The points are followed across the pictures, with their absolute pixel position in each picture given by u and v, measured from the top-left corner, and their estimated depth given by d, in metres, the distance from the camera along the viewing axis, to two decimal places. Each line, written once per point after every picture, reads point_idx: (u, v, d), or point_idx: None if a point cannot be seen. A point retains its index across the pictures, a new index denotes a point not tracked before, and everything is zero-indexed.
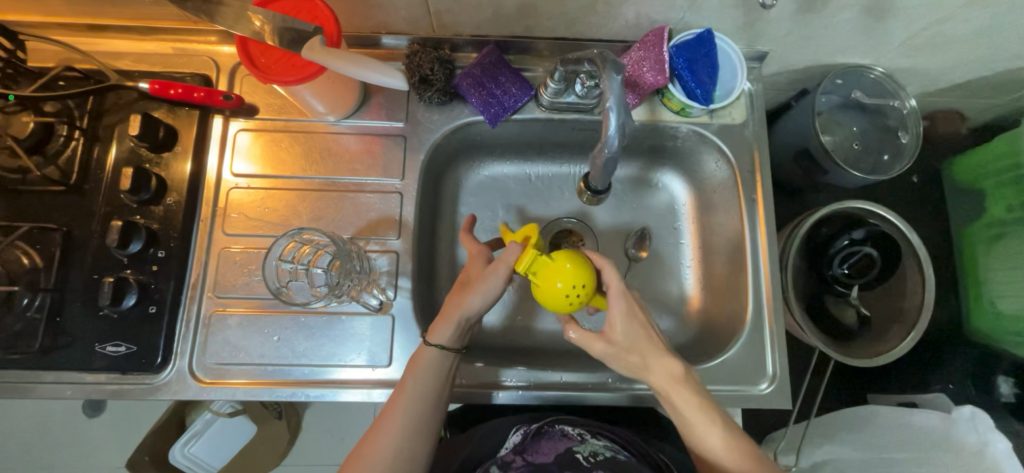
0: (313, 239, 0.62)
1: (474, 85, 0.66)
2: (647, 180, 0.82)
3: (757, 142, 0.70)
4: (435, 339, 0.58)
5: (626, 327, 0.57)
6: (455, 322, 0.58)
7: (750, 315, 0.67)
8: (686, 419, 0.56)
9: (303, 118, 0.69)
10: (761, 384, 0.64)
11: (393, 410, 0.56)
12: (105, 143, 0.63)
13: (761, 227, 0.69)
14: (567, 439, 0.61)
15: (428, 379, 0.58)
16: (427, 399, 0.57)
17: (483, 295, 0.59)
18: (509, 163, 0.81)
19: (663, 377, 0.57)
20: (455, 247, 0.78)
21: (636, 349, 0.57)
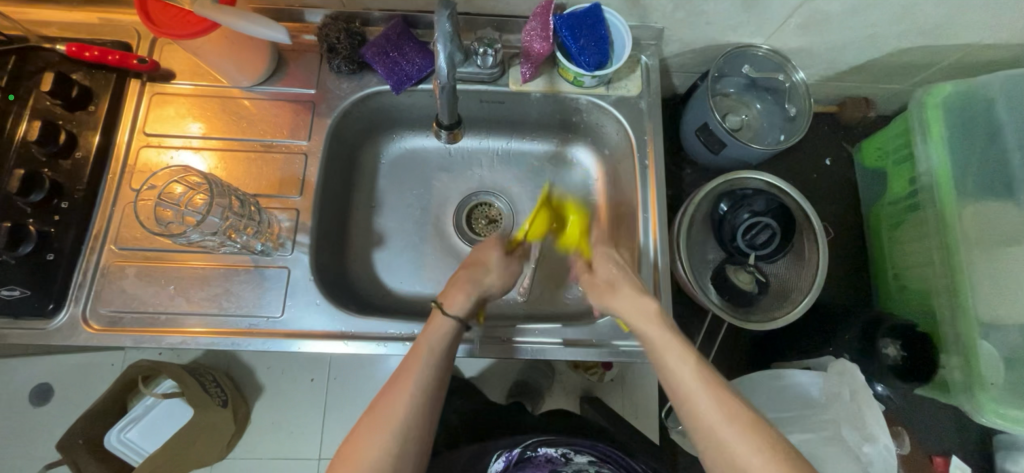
0: (200, 182, 0.63)
1: (379, 54, 0.70)
2: (560, 154, 0.85)
3: (652, 112, 0.73)
4: (456, 308, 0.63)
5: (610, 262, 0.66)
6: (473, 289, 0.65)
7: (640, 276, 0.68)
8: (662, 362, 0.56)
9: (219, 84, 0.72)
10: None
11: (409, 369, 0.58)
12: (22, 101, 0.66)
13: (653, 193, 0.70)
14: (551, 463, 0.69)
15: (438, 342, 0.61)
16: (440, 361, 0.60)
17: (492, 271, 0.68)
18: (428, 137, 0.84)
19: (641, 314, 0.58)
20: (374, 217, 0.81)
21: (613, 286, 0.63)
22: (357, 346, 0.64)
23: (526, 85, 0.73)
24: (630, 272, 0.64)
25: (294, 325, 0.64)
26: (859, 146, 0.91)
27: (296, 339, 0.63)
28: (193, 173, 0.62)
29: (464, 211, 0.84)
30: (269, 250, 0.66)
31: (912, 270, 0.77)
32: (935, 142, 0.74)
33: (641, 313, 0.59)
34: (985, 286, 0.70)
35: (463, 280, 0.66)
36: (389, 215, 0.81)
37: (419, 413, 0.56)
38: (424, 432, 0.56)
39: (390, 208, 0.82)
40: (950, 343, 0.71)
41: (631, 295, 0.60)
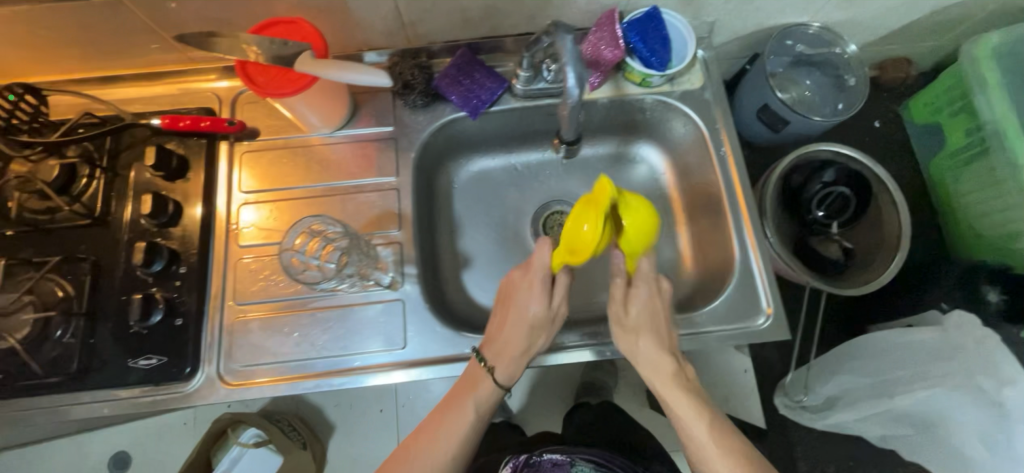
0: (325, 229, 0.68)
1: (452, 83, 0.73)
2: (624, 154, 0.87)
3: (719, 101, 0.75)
4: (500, 372, 0.63)
5: (640, 312, 0.62)
6: (518, 326, 0.63)
7: (738, 257, 0.70)
8: (678, 414, 0.61)
9: (300, 134, 0.75)
10: (759, 320, 0.67)
11: (450, 416, 0.63)
12: (124, 178, 0.69)
13: (734, 177, 0.73)
14: (557, 466, 0.77)
15: (483, 398, 0.63)
16: (481, 414, 0.64)
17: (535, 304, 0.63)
18: (494, 156, 0.87)
19: (663, 366, 0.61)
20: (456, 240, 0.84)
21: (640, 331, 0.62)
22: None
23: (594, 93, 0.76)
24: (660, 319, 0.62)
25: (418, 354, 0.66)
26: (908, 104, 0.94)
27: (423, 367, 0.65)
28: (319, 221, 0.68)
29: (539, 223, 0.86)
30: (392, 280, 0.68)
31: (986, 216, 0.80)
32: (995, 92, 0.76)
33: (658, 360, 0.61)
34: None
35: (510, 311, 0.64)
36: (470, 237, 0.84)
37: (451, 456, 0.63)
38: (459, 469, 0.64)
39: (469, 230, 0.85)
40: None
41: (658, 345, 0.61)
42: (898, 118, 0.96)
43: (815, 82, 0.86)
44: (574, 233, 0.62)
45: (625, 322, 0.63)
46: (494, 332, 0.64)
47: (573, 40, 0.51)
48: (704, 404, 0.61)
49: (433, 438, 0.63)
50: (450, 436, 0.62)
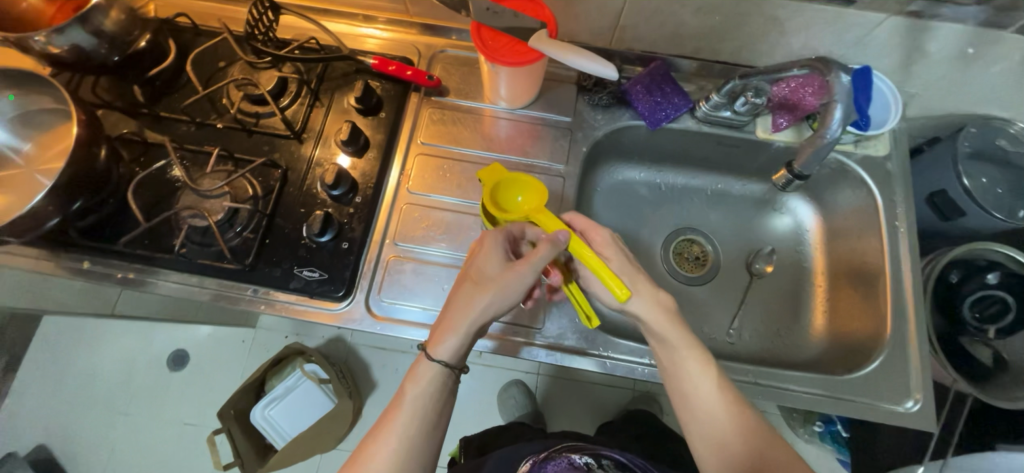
0: None
1: (643, 92, 0.76)
2: (773, 202, 0.87)
3: (898, 172, 0.75)
4: (439, 346, 0.57)
5: (622, 262, 0.61)
6: (469, 317, 0.57)
7: (892, 333, 0.69)
8: (684, 368, 0.58)
9: (482, 102, 0.79)
10: (906, 403, 0.65)
11: (408, 387, 0.58)
12: (325, 103, 0.75)
13: (901, 253, 0.72)
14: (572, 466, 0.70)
15: (432, 370, 0.58)
16: (437, 383, 0.58)
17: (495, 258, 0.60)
18: (641, 169, 0.88)
19: (657, 312, 0.59)
20: None
21: (634, 278, 0.60)
22: (616, 366, 0.67)
23: (775, 135, 0.76)
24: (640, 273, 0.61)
25: (552, 338, 0.68)
26: None
27: (555, 351, 0.67)
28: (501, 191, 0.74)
29: (670, 247, 0.86)
30: None
31: None
32: None
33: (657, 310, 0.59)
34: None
35: (471, 308, 0.57)
36: None
37: (423, 427, 0.57)
38: (430, 445, 0.57)
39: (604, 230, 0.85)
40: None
41: (649, 294, 0.59)
42: None
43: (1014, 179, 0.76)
44: (505, 192, 0.67)
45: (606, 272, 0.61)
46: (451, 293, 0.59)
47: (848, 81, 0.61)
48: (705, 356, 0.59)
49: (395, 412, 0.57)
50: (411, 401, 0.57)
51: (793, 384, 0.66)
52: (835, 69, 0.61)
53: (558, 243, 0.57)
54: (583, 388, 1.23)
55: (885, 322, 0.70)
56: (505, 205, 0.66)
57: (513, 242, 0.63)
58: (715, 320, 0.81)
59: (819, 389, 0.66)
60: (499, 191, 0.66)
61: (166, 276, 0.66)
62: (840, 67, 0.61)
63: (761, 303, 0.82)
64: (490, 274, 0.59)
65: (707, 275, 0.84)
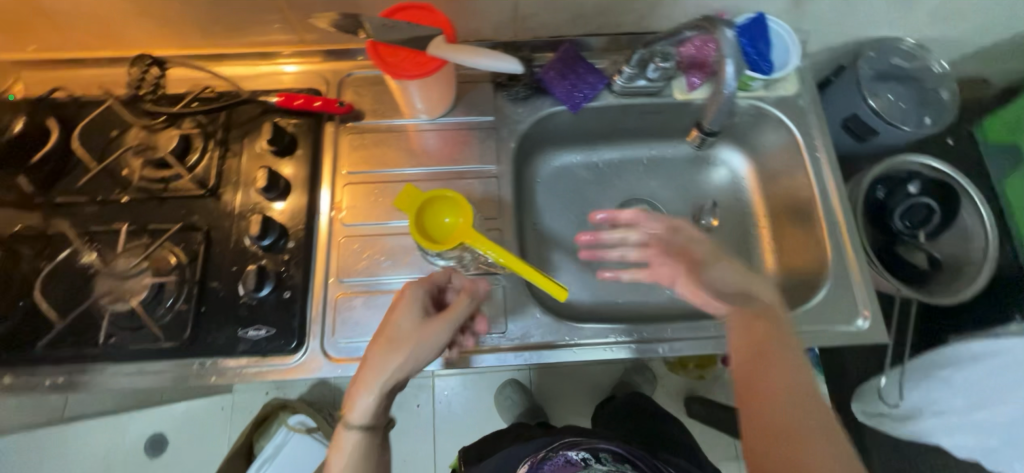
0: None
1: (557, 77, 0.76)
2: (707, 157, 0.89)
3: (810, 107, 0.78)
4: (354, 412, 0.57)
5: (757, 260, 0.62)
6: (386, 381, 0.56)
7: (833, 259, 0.72)
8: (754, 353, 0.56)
9: (401, 119, 0.77)
10: (857, 321, 0.68)
11: (336, 450, 0.59)
12: (235, 152, 0.71)
13: (828, 182, 0.75)
14: (570, 464, 0.69)
15: (352, 435, 0.58)
16: (364, 445, 0.58)
17: (412, 315, 0.58)
18: (576, 152, 0.89)
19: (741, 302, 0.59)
20: (541, 227, 0.85)
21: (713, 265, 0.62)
22: (584, 351, 0.68)
23: (692, 94, 0.77)
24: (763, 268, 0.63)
25: (517, 338, 0.68)
26: (983, 124, 0.95)
27: (523, 351, 0.67)
28: None
29: None
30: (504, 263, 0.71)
31: None
32: None
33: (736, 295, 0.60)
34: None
35: (386, 370, 0.56)
36: (553, 223, 0.86)
37: None
38: None
39: (553, 218, 0.86)
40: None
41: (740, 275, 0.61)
42: (972, 138, 0.97)
43: (909, 95, 0.82)
44: (432, 216, 0.62)
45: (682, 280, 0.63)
46: (365, 357, 0.58)
47: (733, 37, 0.62)
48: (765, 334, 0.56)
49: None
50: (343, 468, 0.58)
51: None
52: (723, 25, 0.62)
53: (477, 292, 0.60)
54: (572, 371, 1.24)
55: (825, 249, 0.73)
56: (436, 234, 0.62)
57: (436, 293, 0.62)
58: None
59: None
60: (425, 216, 0.61)
61: (98, 370, 0.62)
62: (728, 23, 0.62)
63: None
64: (404, 330, 0.57)
65: None
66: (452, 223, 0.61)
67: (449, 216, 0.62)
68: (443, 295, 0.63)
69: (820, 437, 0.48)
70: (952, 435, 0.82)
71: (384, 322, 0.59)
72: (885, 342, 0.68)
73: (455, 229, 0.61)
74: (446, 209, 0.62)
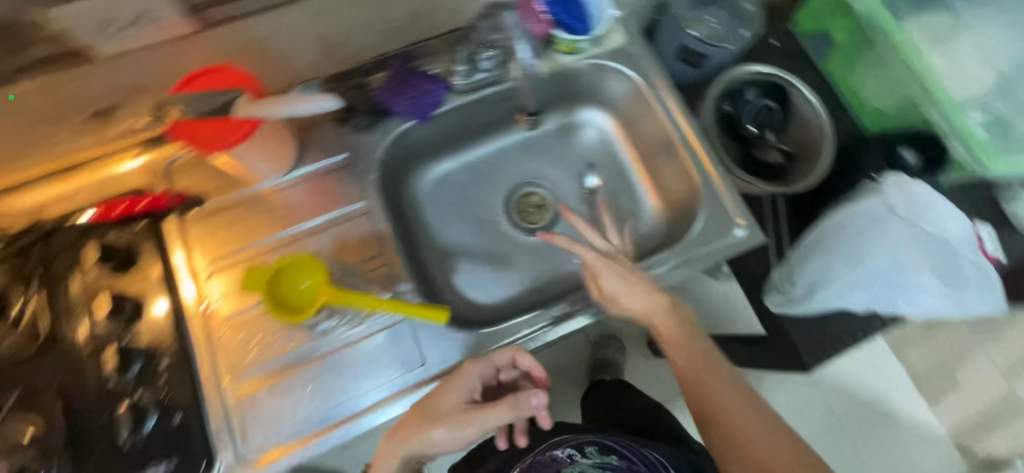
0: None
1: (394, 94, 0.73)
2: (572, 122, 0.91)
3: (640, 51, 0.81)
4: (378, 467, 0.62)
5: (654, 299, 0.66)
6: (415, 449, 0.59)
7: (701, 183, 0.76)
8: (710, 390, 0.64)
9: (248, 186, 0.71)
10: (737, 231, 0.73)
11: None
12: (60, 285, 0.61)
13: (676, 114, 0.79)
14: (557, 461, 0.78)
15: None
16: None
17: (462, 393, 0.60)
18: (448, 159, 0.88)
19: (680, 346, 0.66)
20: (439, 241, 0.85)
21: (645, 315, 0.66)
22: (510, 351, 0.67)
23: (531, 71, 0.79)
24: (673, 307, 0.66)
25: (439, 365, 0.65)
26: None
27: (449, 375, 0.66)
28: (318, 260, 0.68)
29: (511, 209, 0.89)
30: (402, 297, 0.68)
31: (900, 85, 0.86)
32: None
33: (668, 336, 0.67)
34: (985, 66, 0.82)
35: (420, 442, 0.59)
36: (450, 234, 0.86)
37: None
38: None
39: (448, 229, 0.86)
40: (942, 127, 0.83)
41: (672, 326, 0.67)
42: None
43: (722, 16, 0.89)
44: (289, 285, 0.63)
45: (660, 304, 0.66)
46: (402, 424, 0.61)
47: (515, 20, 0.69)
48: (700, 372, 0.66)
49: None
50: None
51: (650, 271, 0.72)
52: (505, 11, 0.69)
53: (521, 403, 0.56)
54: None
55: (692, 176, 0.78)
56: (295, 301, 0.62)
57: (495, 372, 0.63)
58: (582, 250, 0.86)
59: (668, 262, 0.73)
60: (280, 287, 0.62)
61: None
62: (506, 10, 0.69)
63: (607, 213, 0.88)
64: (444, 408, 0.59)
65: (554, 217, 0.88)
66: (307, 286, 0.63)
67: (303, 281, 0.63)
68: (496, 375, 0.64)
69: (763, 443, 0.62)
70: (852, 291, 0.79)
71: (433, 394, 0.61)
72: (765, 240, 0.73)
73: (313, 291, 0.63)
74: (300, 274, 0.63)
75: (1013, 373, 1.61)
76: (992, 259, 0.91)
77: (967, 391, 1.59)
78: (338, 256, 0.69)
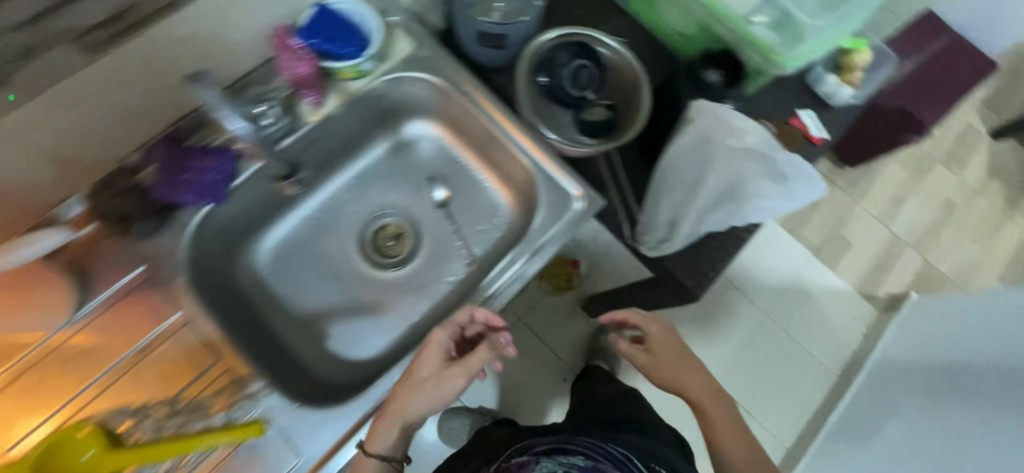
0: (145, 407, 0.60)
1: (171, 185, 0.64)
2: (400, 142, 0.88)
3: (432, 53, 0.77)
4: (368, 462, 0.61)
5: (661, 342, 0.82)
6: (408, 419, 0.61)
7: (530, 165, 0.75)
8: (685, 380, 0.81)
9: (25, 346, 0.59)
10: (575, 203, 0.73)
11: None
12: None
13: (487, 106, 0.77)
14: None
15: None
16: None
17: (436, 353, 0.64)
18: (279, 223, 0.80)
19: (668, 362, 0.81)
20: (299, 310, 0.79)
21: (652, 353, 0.82)
22: None
23: (323, 110, 0.72)
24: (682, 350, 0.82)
25: (315, 453, 0.62)
26: None
27: (331, 457, 0.62)
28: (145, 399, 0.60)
29: (367, 250, 0.84)
30: (255, 398, 0.62)
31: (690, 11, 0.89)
32: None
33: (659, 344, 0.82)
34: None
35: (410, 407, 0.61)
36: (309, 299, 0.79)
37: None
38: None
39: (306, 295, 0.80)
40: (734, 43, 0.87)
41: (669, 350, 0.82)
42: None
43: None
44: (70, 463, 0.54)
45: (653, 349, 0.82)
46: (395, 402, 0.61)
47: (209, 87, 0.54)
48: (680, 362, 0.82)
49: None
50: None
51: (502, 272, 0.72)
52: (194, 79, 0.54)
53: (502, 341, 0.64)
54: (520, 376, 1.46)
55: (521, 162, 0.77)
56: None
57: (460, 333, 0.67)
58: (454, 266, 0.83)
59: (522, 259, 0.72)
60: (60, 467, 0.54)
61: None
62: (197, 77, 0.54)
63: (466, 220, 0.86)
64: (426, 371, 0.63)
65: (413, 242, 0.85)
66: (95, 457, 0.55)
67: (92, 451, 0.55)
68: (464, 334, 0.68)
69: (726, 418, 0.78)
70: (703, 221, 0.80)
71: (411, 366, 0.64)
72: (605, 202, 0.74)
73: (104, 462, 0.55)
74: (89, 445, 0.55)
75: (886, 216, 1.82)
76: (817, 140, 0.98)
77: (857, 245, 1.78)
78: (166, 381, 0.61)
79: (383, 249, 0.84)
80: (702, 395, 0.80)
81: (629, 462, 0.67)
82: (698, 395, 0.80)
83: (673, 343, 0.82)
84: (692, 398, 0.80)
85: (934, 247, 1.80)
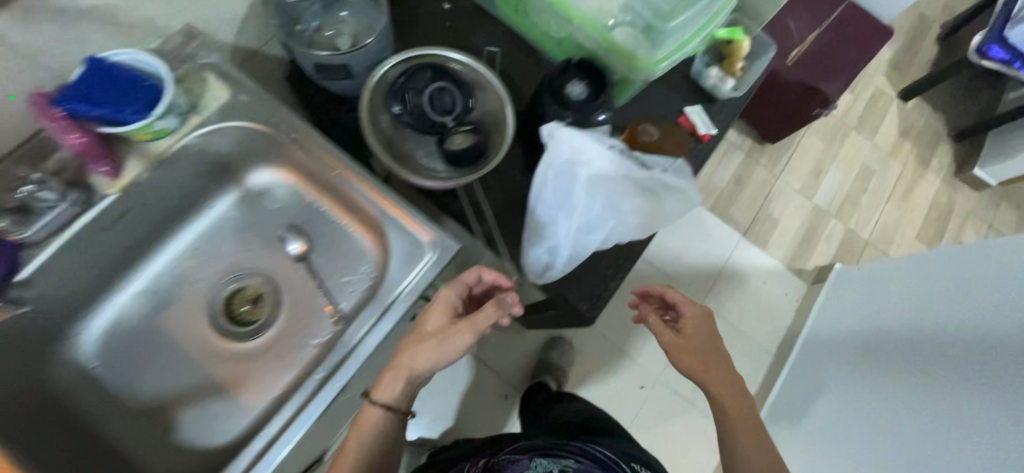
0: None
1: None
2: (245, 193, 0.78)
3: (246, 97, 0.68)
4: (376, 409, 0.65)
5: (695, 316, 0.77)
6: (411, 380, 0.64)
7: (374, 211, 0.67)
8: (715, 377, 0.74)
9: None
10: (423, 251, 0.66)
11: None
12: None
13: (319, 151, 0.68)
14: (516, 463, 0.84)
15: (372, 431, 0.65)
16: (370, 452, 0.65)
17: (444, 313, 0.67)
18: (102, 305, 0.72)
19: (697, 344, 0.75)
20: (138, 399, 0.71)
21: (686, 327, 0.77)
22: None
23: (121, 180, 0.63)
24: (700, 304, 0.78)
25: None
26: None
27: None
28: None
29: (218, 320, 0.75)
30: None
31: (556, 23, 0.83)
32: None
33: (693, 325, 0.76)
34: None
35: (415, 369, 0.64)
36: (150, 385, 0.71)
37: None
38: None
39: (146, 382, 0.71)
40: (597, 56, 0.81)
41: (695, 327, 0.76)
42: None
43: (351, 17, 0.82)
44: None
45: (687, 323, 0.77)
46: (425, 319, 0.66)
47: None
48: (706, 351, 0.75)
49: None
50: None
51: (351, 338, 0.64)
52: None
53: (506, 304, 0.66)
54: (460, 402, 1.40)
55: (366, 208, 0.68)
56: None
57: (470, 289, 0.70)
58: (323, 325, 0.76)
59: (371, 319, 0.65)
60: None
61: None
62: None
63: (329, 272, 0.77)
64: (434, 327, 0.65)
65: (272, 303, 0.77)
66: None
67: None
68: (473, 290, 0.70)
69: (751, 425, 0.72)
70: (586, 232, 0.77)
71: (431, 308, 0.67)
72: (461, 245, 0.66)
73: None
74: None
75: (809, 189, 1.84)
76: (705, 137, 0.94)
77: (783, 221, 1.80)
78: None
79: (237, 316, 0.76)
80: (730, 394, 0.73)
81: (614, 463, 0.80)
82: (724, 391, 0.73)
83: (701, 319, 0.77)
84: (717, 395, 0.73)
85: (854, 214, 1.84)
